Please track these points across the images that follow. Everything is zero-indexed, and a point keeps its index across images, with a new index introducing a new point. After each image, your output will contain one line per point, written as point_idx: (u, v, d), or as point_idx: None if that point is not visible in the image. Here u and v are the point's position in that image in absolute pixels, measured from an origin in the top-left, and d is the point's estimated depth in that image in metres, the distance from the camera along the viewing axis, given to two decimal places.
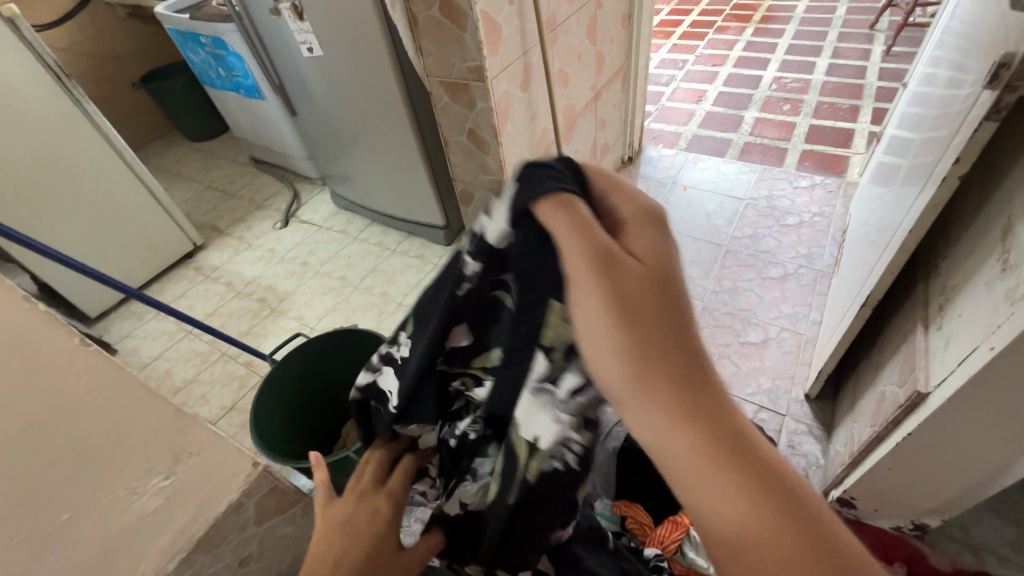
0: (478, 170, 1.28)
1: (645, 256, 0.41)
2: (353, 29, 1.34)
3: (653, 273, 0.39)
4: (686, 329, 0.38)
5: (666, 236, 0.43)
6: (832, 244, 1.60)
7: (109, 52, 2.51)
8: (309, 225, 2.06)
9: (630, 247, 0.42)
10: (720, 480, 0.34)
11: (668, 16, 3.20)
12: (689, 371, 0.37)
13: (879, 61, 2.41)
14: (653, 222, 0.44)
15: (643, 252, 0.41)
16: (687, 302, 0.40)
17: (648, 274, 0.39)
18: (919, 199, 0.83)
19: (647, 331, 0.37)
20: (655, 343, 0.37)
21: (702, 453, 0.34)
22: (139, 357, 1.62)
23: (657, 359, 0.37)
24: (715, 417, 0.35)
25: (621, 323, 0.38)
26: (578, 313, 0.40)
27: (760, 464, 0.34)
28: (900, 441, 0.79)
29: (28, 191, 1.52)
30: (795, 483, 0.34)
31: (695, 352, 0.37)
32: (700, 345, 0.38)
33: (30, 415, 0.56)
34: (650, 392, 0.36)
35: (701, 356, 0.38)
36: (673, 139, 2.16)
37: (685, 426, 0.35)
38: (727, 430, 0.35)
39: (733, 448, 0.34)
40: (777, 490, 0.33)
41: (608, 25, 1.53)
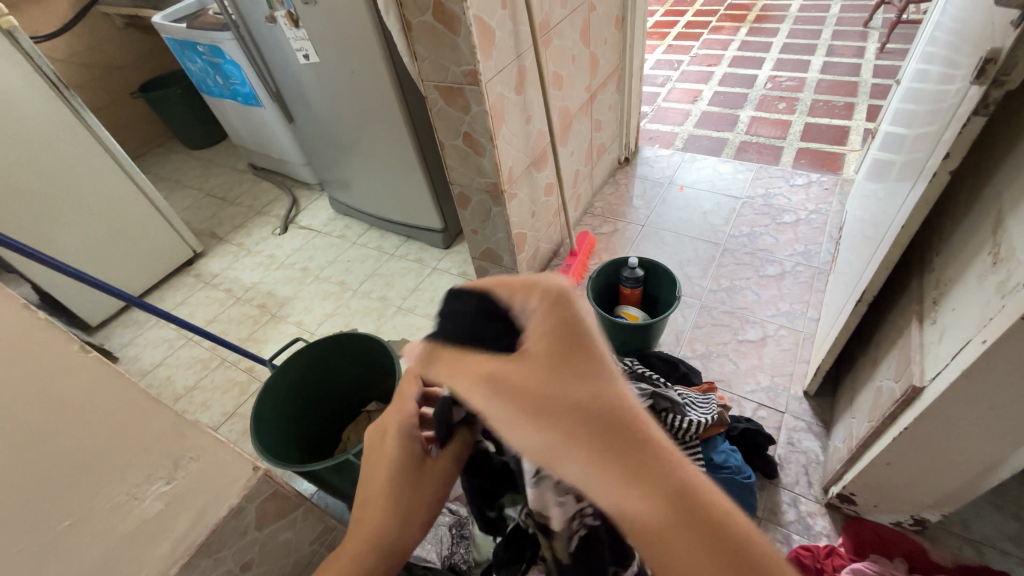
0: (474, 173, 1.28)
1: (538, 340, 0.41)
2: (348, 35, 1.35)
3: (542, 360, 0.39)
4: (587, 404, 0.37)
5: (564, 303, 0.42)
6: (829, 241, 1.61)
7: (108, 62, 2.53)
8: (307, 231, 2.07)
9: (528, 337, 0.41)
10: (673, 537, 0.33)
11: (663, 17, 3.21)
12: (597, 447, 0.36)
13: (874, 59, 2.42)
14: (551, 294, 0.42)
15: (535, 338, 0.41)
16: (587, 370, 0.39)
17: (542, 364, 0.39)
18: (912, 194, 0.83)
19: (556, 419, 0.37)
20: (568, 420, 0.37)
21: (634, 524, 0.34)
22: (141, 365, 1.62)
23: (561, 446, 0.37)
24: (652, 474, 0.35)
25: (541, 415, 0.38)
26: (491, 409, 0.40)
27: (695, 519, 0.34)
28: (897, 436, 0.79)
29: (29, 201, 1.53)
30: (724, 523, 0.34)
31: (600, 424, 0.36)
32: (606, 412, 0.37)
33: (29, 421, 0.56)
34: (572, 463, 0.36)
35: (627, 415, 0.37)
36: (669, 139, 2.17)
37: (609, 499, 0.35)
38: (668, 485, 0.34)
39: (659, 511, 0.34)
40: (709, 540, 0.33)
41: (602, 28, 1.54)
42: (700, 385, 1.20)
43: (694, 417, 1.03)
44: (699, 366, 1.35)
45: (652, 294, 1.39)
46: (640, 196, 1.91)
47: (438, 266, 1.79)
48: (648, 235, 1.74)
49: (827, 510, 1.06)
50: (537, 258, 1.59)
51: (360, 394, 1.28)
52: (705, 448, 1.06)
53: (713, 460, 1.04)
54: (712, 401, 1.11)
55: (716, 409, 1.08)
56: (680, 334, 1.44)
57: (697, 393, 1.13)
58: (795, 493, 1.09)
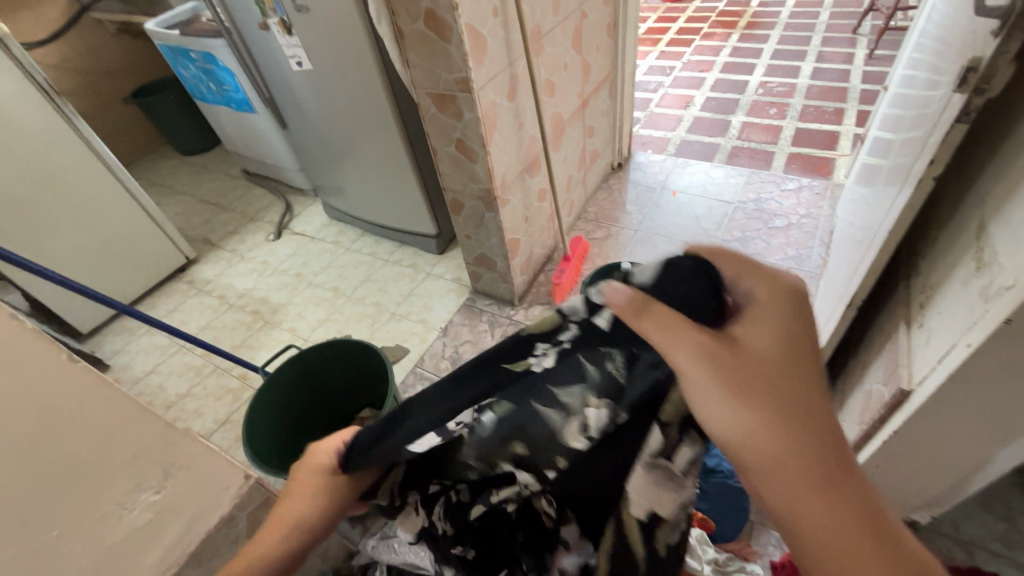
0: (467, 179, 1.29)
1: (761, 339, 0.47)
2: (342, 42, 1.35)
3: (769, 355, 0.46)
4: (803, 395, 0.45)
5: (797, 310, 0.49)
6: (820, 245, 1.62)
7: (100, 68, 2.52)
8: (301, 237, 2.07)
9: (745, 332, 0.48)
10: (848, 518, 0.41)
11: (655, 23, 3.24)
12: (810, 428, 0.43)
13: (863, 65, 2.45)
14: (788, 296, 0.50)
15: (758, 336, 0.47)
16: (810, 371, 0.46)
17: (769, 353, 0.46)
18: (900, 199, 0.84)
19: (759, 394, 0.44)
20: (771, 393, 0.44)
21: (804, 498, 0.41)
22: (133, 372, 1.61)
23: (765, 413, 0.44)
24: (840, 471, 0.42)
25: (730, 380, 0.45)
26: (679, 354, 0.46)
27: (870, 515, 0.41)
28: (886, 439, 0.79)
29: (19, 209, 1.52)
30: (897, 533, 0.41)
31: (816, 413, 0.44)
32: (822, 409, 0.45)
33: (14, 433, 0.55)
34: (775, 429, 0.43)
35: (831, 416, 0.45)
36: (662, 144, 2.18)
37: (796, 471, 0.42)
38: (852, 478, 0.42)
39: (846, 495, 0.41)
40: (876, 535, 0.40)
41: (593, 35, 1.55)
42: None
43: None
44: None
45: None
46: (633, 201, 1.92)
47: (433, 271, 1.80)
48: (641, 240, 1.75)
49: None
50: (531, 263, 1.60)
51: (353, 400, 1.28)
52: None
53: (705, 465, 1.04)
54: None
55: None
56: None
57: None
58: None
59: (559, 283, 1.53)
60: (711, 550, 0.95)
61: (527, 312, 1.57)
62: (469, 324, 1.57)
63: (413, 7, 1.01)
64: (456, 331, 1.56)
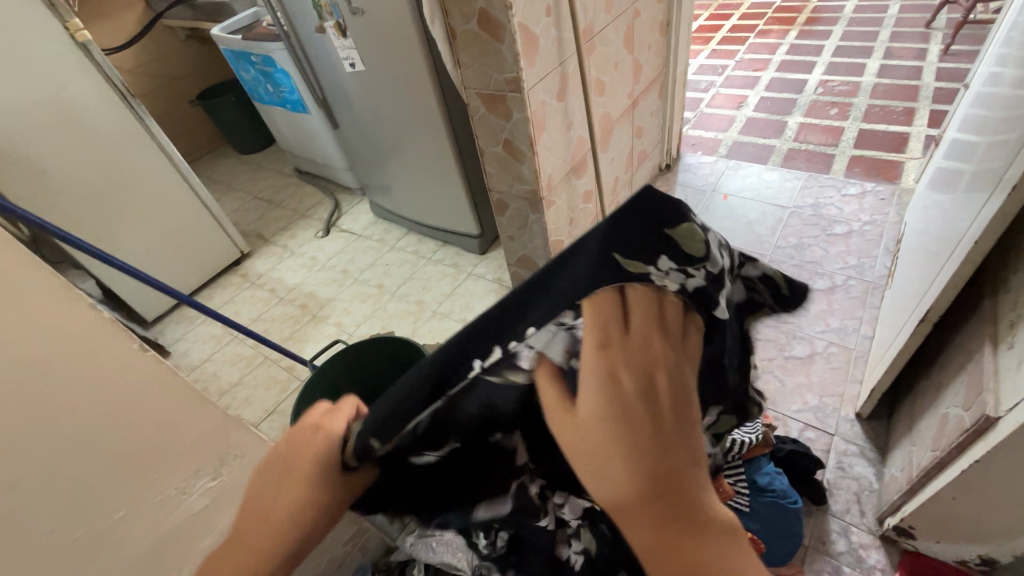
0: (513, 180, 1.28)
1: (594, 397, 0.39)
2: (394, 44, 1.38)
3: (636, 383, 0.39)
4: (636, 423, 0.38)
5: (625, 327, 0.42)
6: (885, 254, 1.52)
7: (170, 72, 2.68)
8: (348, 234, 2.12)
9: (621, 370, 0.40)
10: (654, 522, 0.35)
11: (707, 21, 3.13)
12: (638, 429, 0.37)
13: (937, 61, 2.28)
14: (604, 329, 0.41)
15: (589, 395, 0.40)
16: (641, 405, 0.38)
17: (628, 386, 0.39)
18: (987, 207, 0.77)
19: (622, 413, 0.38)
20: (625, 405, 0.38)
21: (638, 515, 0.36)
22: (190, 359, 1.70)
23: (620, 426, 0.38)
24: (649, 485, 0.36)
25: (608, 407, 0.38)
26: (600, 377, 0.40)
27: (661, 508, 0.36)
28: (966, 468, 0.73)
29: (96, 203, 1.63)
30: (683, 530, 0.35)
31: (641, 428, 0.37)
32: (654, 442, 0.37)
33: (92, 417, 0.59)
34: (612, 425, 0.38)
35: (655, 471, 0.36)
36: (712, 145, 2.11)
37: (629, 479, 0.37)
38: (652, 484, 0.36)
39: (654, 505, 0.36)
40: (669, 534, 0.35)
41: (645, 33, 1.52)
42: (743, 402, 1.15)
43: (738, 436, 0.98)
44: None
45: None
46: None
47: (474, 271, 1.80)
48: None
49: (882, 543, 0.99)
50: None
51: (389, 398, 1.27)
52: (748, 469, 1.01)
53: (756, 483, 0.99)
54: (757, 421, 1.06)
55: (761, 429, 1.04)
56: None
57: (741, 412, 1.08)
58: (846, 521, 1.03)
59: None
60: None
61: None
62: None
63: (467, 7, 1.01)
64: None
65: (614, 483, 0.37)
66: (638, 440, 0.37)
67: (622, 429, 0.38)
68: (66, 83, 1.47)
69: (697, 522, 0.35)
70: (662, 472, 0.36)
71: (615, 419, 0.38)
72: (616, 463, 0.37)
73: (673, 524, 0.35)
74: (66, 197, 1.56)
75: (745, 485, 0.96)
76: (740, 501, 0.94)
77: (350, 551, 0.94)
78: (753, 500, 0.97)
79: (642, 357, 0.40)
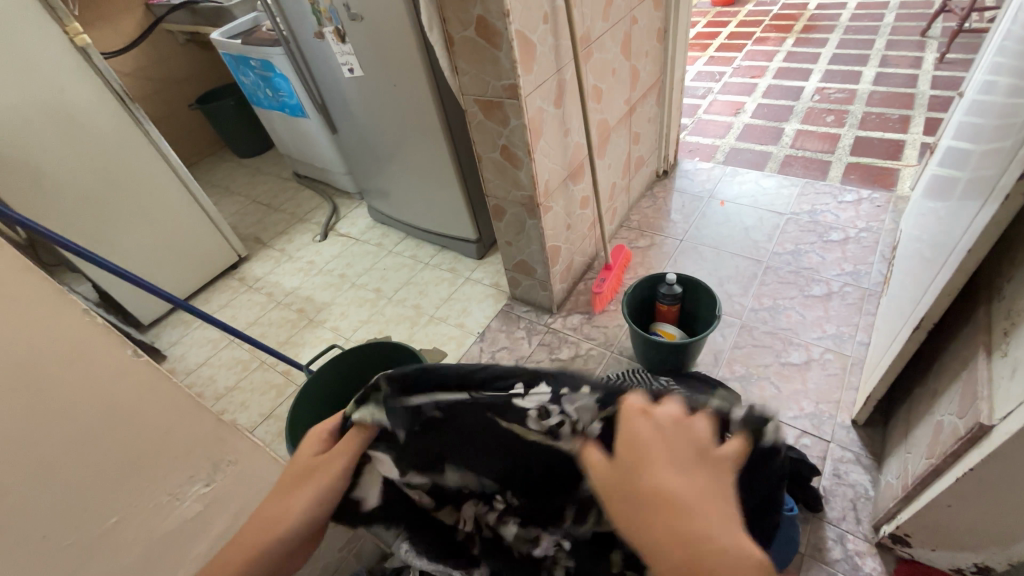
0: (511, 186, 1.28)
1: (629, 435, 0.46)
2: (393, 50, 1.38)
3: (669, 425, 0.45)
4: (663, 456, 0.43)
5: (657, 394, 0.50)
6: (881, 261, 1.52)
7: (170, 75, 2.69)
8: (346, 238, 2.12)
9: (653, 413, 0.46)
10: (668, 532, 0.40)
11: (705, 28, 3.16)
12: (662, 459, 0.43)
13: (933, 69, 2.30)
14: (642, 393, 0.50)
15: (623, 437, 0.46)
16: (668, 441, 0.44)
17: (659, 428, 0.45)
18: (980, 215, 0.78)
19: (652, 447, 0.44)
20: (656, 441, 0.44)
21: (659, 530, 0.40)
22: (186, 363, 1.69)
23: (648, 457, 0.44)
24: (668, 498, 0.41)
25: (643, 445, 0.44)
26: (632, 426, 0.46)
27: (676, 522, 0.40)
28: (960, 476, 0.73)
29: (94, 206, 1.63)
30: (694, 540, 0.39)
31: (665, 457, 0.43)
32: (677, 471, 0.42)
33: (84, 423, 0.59)
34: (645, 457, 0.44)
35: (673, 491, 0.41)
36: (709, 152, 2.12)
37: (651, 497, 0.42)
38: (670, 501, 0.41)
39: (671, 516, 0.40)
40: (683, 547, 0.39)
41: (643, 40, 1.53)
42: None
43: None
44: (738, 389, 1.30)
45: (690, 312, 1.35)
46: (678, 210, 1.87)
47: (472, 276, 1.80)
48: (686, 250, 1.70)
49: (877, 550, 0.99)
50: (571, 271, 1.58)
51: None
52: None
53: None
54: None
55: None
56: (719, 353, 1.38)
57: None
58: (842, 528, 1.03)
59: (599, 292, 1.49)
60: None
61: (566, 320, 1.55)
62: (506, 331, 1.56)
63: (464, 14, 1.02)
64: (494, 337, 1.55)
65: (641, 519, 0.41)
66: (659, 496, 0.41)
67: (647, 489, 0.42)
68: (65, 87, 1.47)
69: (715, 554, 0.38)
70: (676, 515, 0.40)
71: (638, 482, 0.43)
72: (647, 513, 0.41)
73: (682, 533, 0.39)
74: (63, 200, 1.56)
75: None
76: None
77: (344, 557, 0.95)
78: None
79: (663, 420, 0.45)
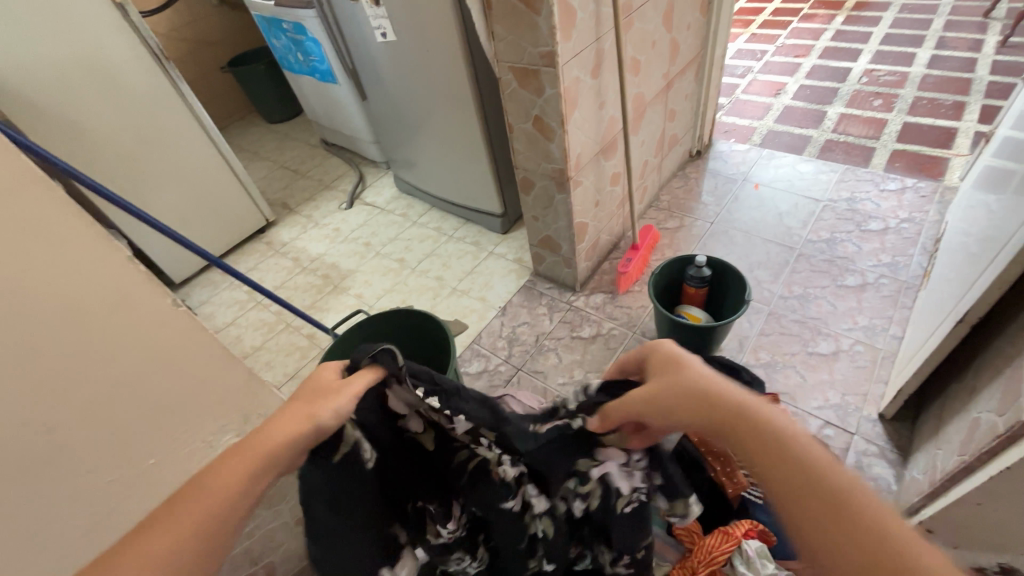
0: (541, 159, 1.26)
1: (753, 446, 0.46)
2: (427, 14, 1.35)
3: (756, 435, 0.46)
4: (800, 466, 0.43)
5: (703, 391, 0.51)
6: (922, 254, 1.46)
7: (203, 37, 2.70)
8: (371, 207, 2.13)
9: (735, 413, 0.48)
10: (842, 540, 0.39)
11: (749, 3, 3.01)
12: (797, 477, 0.43)
13: (994, 53, 2.16)
14: (694, 393, 0.51)
15: (754, 450, 0.46)
16: (788, 447, 0.44)
17: (754, 433, 0.46)
18: None
19: (767, 462, 0.45)
20: (773, 458, 0.45)
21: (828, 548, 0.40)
22: (215, 322, 1.74)
23: (785, 470, 0.44)
24: (815, 490, 0.42)
25: (772, 467, 0.45)
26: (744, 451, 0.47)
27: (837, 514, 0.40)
28: (995, 474, 0.71)
29: (129, 164, 1.66)
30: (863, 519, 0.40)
31: (796, 466, 0.43)
32: (820, 479, 0.42)
33: None
34: (769, 465, 0.45)
35: (831, 492, 0.41)
36: (746, 133, 2.04)
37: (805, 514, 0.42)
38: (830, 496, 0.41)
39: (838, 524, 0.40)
40: (857, 534, 0.39)
41: (685, 11, 1.46)
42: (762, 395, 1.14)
43: None
44: (762, 376, 1.28)
45: (718, 296, 1.32)
46: (710, 191, 1.82)
47: (495, 250, 1.79)
48: (717, 233, 1.65)
49: None
50: (596, 249, 1.56)
51: None
52: None
53: None
54: None
55: None
56: (744, 340, 1.36)
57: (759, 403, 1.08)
58: None
59: (625, 272, 1.47)
60: (771, 566, 0.87)
61: (588, 299, 1.53)
62: (528, 306, 1.56)
63: None
64: (515, 312, 1.55)
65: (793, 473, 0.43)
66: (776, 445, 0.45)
67: (768, 462, 0.45)
68: (103, 41, 1.48)
69: (848, 506, 0.40)
70: (802, 457, 0.44)
71: (783, 467, 0.44)
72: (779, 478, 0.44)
73: (848, 531, 0.39)
74: (100, 158, 1.60)
75: None
76: (754, 493, 0.96)
77: None
78: None
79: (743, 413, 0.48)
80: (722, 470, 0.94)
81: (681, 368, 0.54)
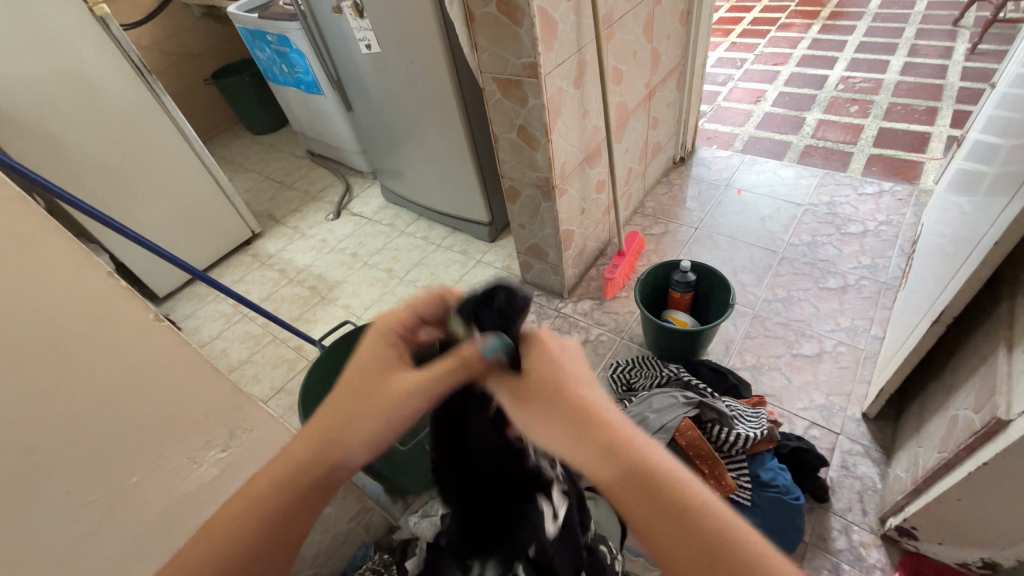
0: (527, 167, 1.27)
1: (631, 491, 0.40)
2: (411, 26, 1.36)
3: (635, 480, 0.39)
4: (684, 513, 0.38)
5: (584, 420, 0.43)
6: (900, 256, 1.50)
7: (186, 49, 2.68)
8: (359, 218, 2.12)
9: (615, 455, 0.40)
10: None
11: (728, 13, 3.08)
12: (684, 531, 0.38)
13: (963, 60, 2.23)
14: (578, 423, 0.42)
15: (636, 496, 0.39)
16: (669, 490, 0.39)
17: (633, 481, 0.39)
18: (1008, 208, 0.76)
19: (651, 509, 0.39)
20: (656, 505, 0.39)
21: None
22: (200, 336, 1.72)
23: (667, 518, 0.38)
24: (699, 543, 0.37)
25: (653, 517, 0.39)
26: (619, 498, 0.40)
27: (722, 565, 0.36)
28: (975, 470, 0.72)
29: (110, 178, 1.64)
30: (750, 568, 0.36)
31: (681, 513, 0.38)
32: (705, 527, 0.38)
33: (106, 383, 0.59)
34: (653, 517, 0.39)
35: (715, 539, 0.37)
36: (728, 140, 2.08)
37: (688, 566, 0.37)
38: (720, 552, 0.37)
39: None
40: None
41: (665, 22, 1.49)
42: (749, 398, 1.16)
43: (741, 430, 1.00)
44: (749, 378, 1.29)
45: (704, 300, 1.34)
46: (694, 197, 1.85)
47: (483, 258, 1.80)
48: (701, 238, 1.68)
49: (882, 542, 0.99)
50: (583, 256, 1.57)
51: None
52: (752, 464, 1.02)
53: (759, 477, 0.99)
54: (762, 416, 1.06)
55: (767, 424, 1.04)
56: (730, 343, 1.38)
57: (746, 406, 1.09)
58: (847, 519, 1.03)
59: (611, 279, 1.49)
60: None
61: (577, 305, 1.54)
62: None
63: None
64: None
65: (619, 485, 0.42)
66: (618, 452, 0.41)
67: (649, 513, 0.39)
68: (83, 55, 1.47)
69: (734, 558, 0.36)
70: (673, 483, 0.39)
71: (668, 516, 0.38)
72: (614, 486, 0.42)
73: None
74: (82, 171, 1.58)
75: (748, 480, 0.98)
76: (742, 495, 0.97)
77: (354, 528, 0.99)
78: (755, 494, 0.98)
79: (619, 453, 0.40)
80: (711, 473, 0.97)
81: (564, 388, 0.45)
